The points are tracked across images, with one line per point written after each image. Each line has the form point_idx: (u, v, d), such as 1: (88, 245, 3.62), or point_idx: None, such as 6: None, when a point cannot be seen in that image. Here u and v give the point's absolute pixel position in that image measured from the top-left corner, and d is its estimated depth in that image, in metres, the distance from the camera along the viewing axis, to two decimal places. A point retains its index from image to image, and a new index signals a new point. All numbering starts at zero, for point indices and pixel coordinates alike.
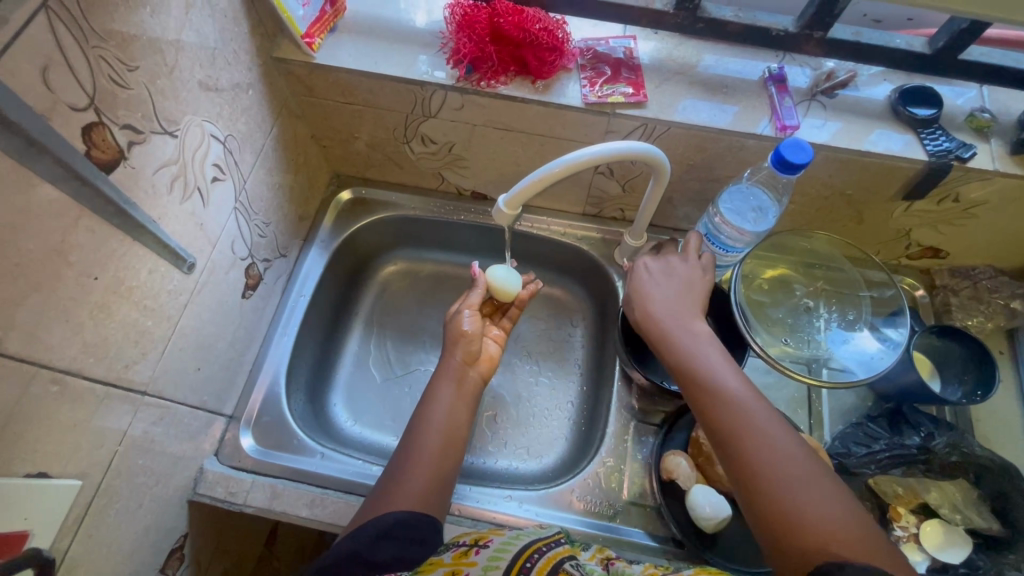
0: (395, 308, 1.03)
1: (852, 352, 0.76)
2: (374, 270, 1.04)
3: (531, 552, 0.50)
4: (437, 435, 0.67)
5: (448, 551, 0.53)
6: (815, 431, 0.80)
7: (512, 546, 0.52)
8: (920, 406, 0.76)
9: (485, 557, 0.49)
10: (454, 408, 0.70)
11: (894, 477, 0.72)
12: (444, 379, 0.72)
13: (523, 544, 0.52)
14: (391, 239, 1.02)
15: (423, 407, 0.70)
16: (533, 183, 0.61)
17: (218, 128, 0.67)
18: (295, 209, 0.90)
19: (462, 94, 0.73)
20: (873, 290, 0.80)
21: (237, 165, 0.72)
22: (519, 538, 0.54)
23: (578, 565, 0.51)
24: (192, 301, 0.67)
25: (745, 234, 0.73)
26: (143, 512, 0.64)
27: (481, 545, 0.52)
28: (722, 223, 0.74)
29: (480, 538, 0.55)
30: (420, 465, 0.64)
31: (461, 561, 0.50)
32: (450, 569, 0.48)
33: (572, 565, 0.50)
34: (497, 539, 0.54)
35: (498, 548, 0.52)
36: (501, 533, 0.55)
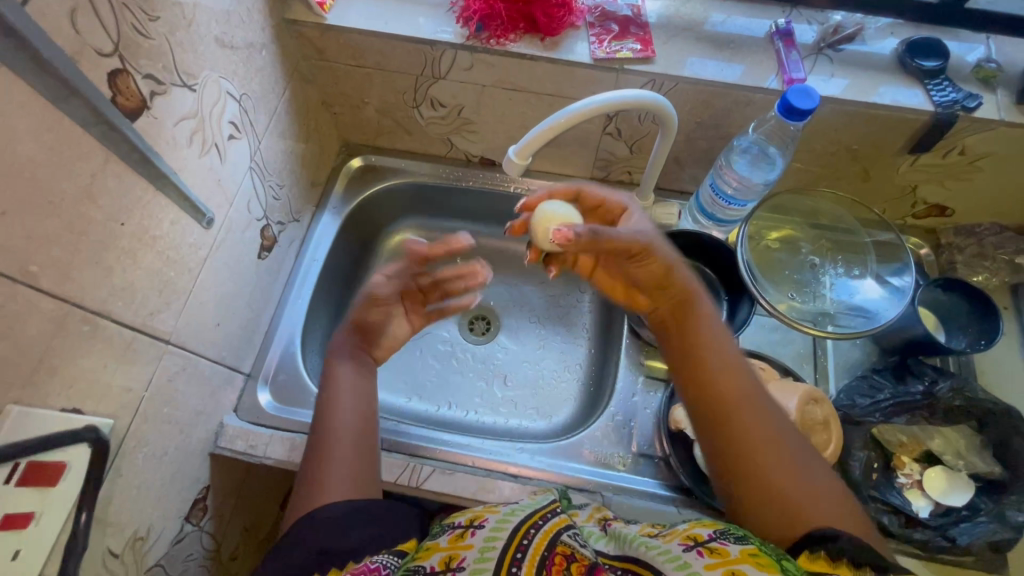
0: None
1: (858, 305, 0.78)
2: (385, 238, 1.06)
3: (527, 528, 0.48)
4: (353, 416, 0.66)
5: (445, 533, 0.51)
6: (820, 385, 0.82)
7: (509, 521, 0.49)
8: (924, 358, 0.78)
9: (481, 537, 0.47)
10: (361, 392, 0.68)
11: (897, 426, 0.75)
12: (339, 368, 0.69)
13: (521, 517, 0.50)
14: (401, 207, 1.04)
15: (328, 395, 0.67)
16: (542, 131, 0.62)
17: (234, 85, 0.68)
18: (307, 175, 0.92)
19: (472, 53, 0.75)
20: (875, 242, 0.82)
21: (253, 127, 0.74)
22: (515, 512, 0.50)
23: (576, 534, 0.50)
24: (211, 256, 0.69)
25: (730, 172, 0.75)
26: (168, 459, 0.67)
27: (477, 525, 0.49)
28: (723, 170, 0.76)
29: (474, 517, 0.51)
30: (339, 450, 0.62)
31: (458, 545, 0.48)
32: (447, 554, 0.47)
33: (569, 536, 0.49)
34: (492, 517, 0.50)
35: (495, 527, 0.48)
36: (496, 509, 0.51)
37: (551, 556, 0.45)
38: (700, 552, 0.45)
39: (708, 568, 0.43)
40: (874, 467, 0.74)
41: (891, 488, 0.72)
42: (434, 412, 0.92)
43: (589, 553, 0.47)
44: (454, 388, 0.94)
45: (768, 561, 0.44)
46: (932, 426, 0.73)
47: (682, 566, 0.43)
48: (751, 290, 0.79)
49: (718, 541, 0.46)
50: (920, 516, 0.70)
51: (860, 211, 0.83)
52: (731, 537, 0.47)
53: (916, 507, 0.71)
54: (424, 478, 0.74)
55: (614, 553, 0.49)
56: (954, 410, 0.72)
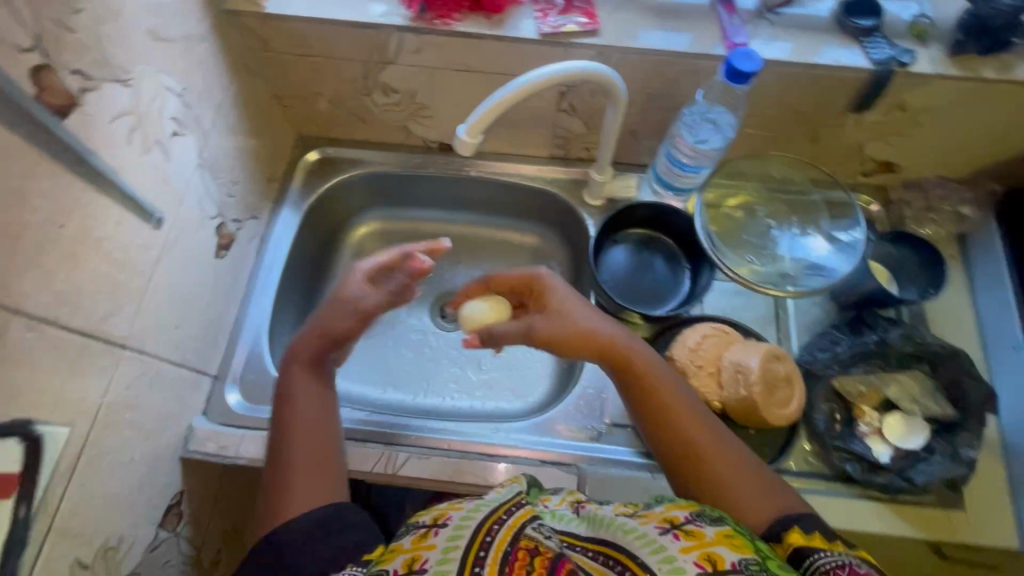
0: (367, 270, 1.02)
1: (814, 264, 0.80)
2: (348, 232, 1.03)
3: (491, 524, 0.47)
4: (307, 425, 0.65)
5: (409, 534, 0.49)
6: (783, 343, 0.83)
7: (473, 517, 0.47)
8: (880, 311, 0.80)
9: (443, 538, 0.46)
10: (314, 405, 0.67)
11: (856, 375, 0.77)
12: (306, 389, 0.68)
13: (485, 514, 0.48)
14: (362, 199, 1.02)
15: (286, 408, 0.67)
16: (491, 107, 0.62)
17: (174, 79, 0.66)
18: (262, 171, 0.90)
19: (417, 34, 0.74)
20: (826, 199, 0.84)
21: (199, 123, 0.72)
22: (482, 506, 0.49)
23: (541, 526, 0.48)
24: (163, 256, 0.67)
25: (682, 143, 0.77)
26: (136, 466, 0.66)
27: (441, 525, 0.48)
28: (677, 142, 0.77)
29: (440, 515, 0.49)
30: (308, 455, 0.63)
31: (421, 546, 0.47)
32: (410, 555, 0.46)
33: (535, 528, 0.47)
34: (456, 514, 0.48)
35: (459, 525, 0.47)
36: (461, 505, 0.49)
37: (514, 551, 0.44)
38: (676, 535, 0.46)
39: (683, 551, 0.45)
40: (837, 419, 0.76)
41: (854, 437, 0.74)
42: (409, 401, 0.92)
43: (553, 545, 0.46)
44: (427, 375, 0.94)
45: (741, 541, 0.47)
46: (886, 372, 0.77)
47: (658, 550, 0.45)
48: (711, 256, 0.81)
49: (692, 524, 0.48)
50: (883, 462, 0.72)
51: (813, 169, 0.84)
52: (706, 519, 0.49)
53: (878, 454, 0.73)
54: (401, 464, 0.76)
55: (587, 534, 0.48)
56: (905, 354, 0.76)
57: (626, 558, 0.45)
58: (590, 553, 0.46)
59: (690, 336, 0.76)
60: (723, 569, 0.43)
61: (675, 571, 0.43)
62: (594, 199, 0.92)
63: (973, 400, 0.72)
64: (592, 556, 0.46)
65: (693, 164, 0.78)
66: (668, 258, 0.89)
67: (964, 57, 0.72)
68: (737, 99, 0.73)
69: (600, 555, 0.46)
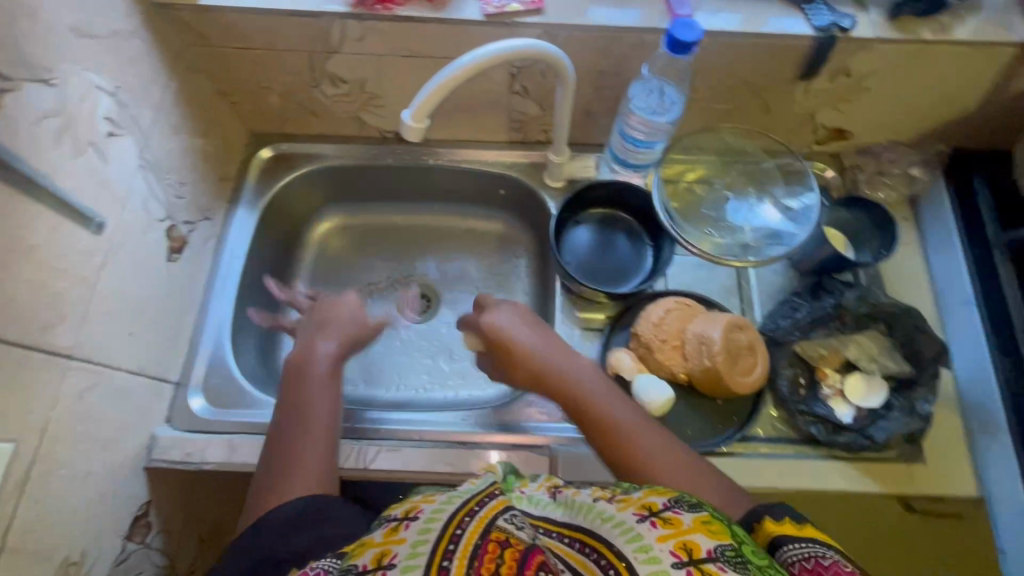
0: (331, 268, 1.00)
1: (772, 232, 0.81)
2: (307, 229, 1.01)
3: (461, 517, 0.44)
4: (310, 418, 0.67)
5: (380, 527, 0.47)
6: (747, 313, 0.84)
7: (443, 509, 0.44)
8: (837, 274, 0.81)
9: (413, 530, 0.43)
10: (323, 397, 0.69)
11: (817, 340, 0.78)
12: (311, 378, 0.70)
13: (456, 506, 0.46)
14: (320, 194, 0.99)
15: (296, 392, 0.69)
16: (435, 89, 0.61)
17: (104, 78, 0.64)
18: (214, 171, 0.87)
19: (360, 21, 0.73)
20: (779, 165, 0.85)
21: (138, 123, 0.70)
22: (451, 498, 0.46)
23: (513, 516, 0.45)
24: (108, 262, 0.65)
25: (636, 117, 0.76)
26: (95, 479, 0.64)
27: (412, 517, 0.45)
28: (631, 118, 0.77)
29: (412, 508, 0.46)
30: (309, 438, 0.64)
31: (390, 539, 0.44)
32: (379, 550, 0.44)
33: (507, 520, 0.44)
34: (428, 507, 0.46)
35: (430, 517, 0.44)
36: (432, 497, 0.47)
37: (483, 545, 0.42)
38: (653, 522, 0.44)
39: (660, 539, 0.42)
40: (800, 383, 0.78)
41: (817, 400, 0.76)
42: (381, 396, 0.91)
43: (526, 536, 0.43)
44: (399, 370, 0.93)
45: (720, 529, 0.44)
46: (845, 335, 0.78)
47: (635, 539, 0.42)
48: (671, 232, 0.81)
49: (671, 510, 0.45)
50: (845, 422, 0.74)
51: (766, 139, 0.85)
52: (685, 504, 0.46)
53: (840, 414, 0.75)
54: (372, 459, 0.75)
55: (563, 519, 0.46)
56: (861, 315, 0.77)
57: (602, 546, 0.43)
58: (567, 540, 0.45)
59: (654, 310, 0.77)
60: (699, 557, 0.41)
61: (651, 563, 0.41)
62: (555, 180, 0.91)
63: (928, 355, 0.74)
64: (569, 543, 0.44)
65: (646, 141, 0.79)
66: (630, 236, 0.89)
67: (902, 19, 0.73)
68: (682, 71, 0.74)
69: (575, 541, 0.44)
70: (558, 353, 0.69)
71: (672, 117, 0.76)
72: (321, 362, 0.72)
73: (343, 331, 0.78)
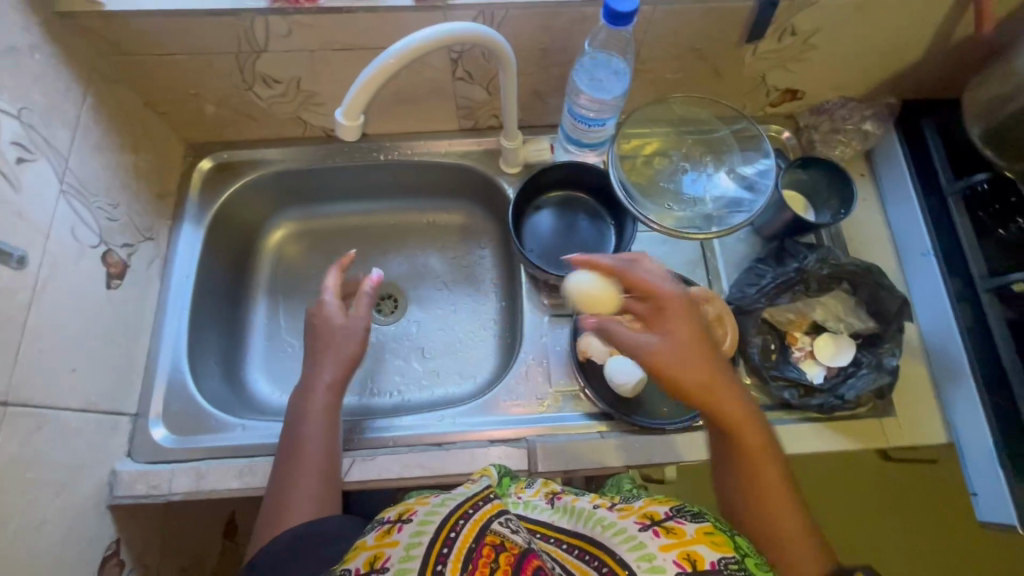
0: (295, 276, 0.96)
1: (732, 201, 0.80)
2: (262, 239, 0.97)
3: (455, 519, 0.45)
4: (316, 442, 0.66)
5: (373, 530, 0.48)
6: (715, 285, 0.84)
7: (437, 513, 0.45)
8: (799, 237, 0.82)
9: (407, 534, 0.44)
10: (325, 422, 0.67)
11: (784, 306, 0.79)
12: (314, 404, 0.68)
13: (452, 507, 0.47)
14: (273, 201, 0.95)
15: (294, 429, 0.67)
16: (366, 81, 0.58)
17: (5, 101, 0.59)
18: (150, 187, 0.82)
19: (284, 16, 0.69)
20: (732, 132, 0.84)
21: (49, 146, 0.65)
22: (447, 500, 0.47)
23: (508, 519, 0.47)
24: (35, 298, 0.61)
25: (585, 96, 0.75)
26: (53, 527, 0.61)
27: (405, 519, 0.46)
28: (580, 98, 0.75)
29: (404, 510, 0.47)
30: (307, 468, 0.64)
31: (383, 542, 0.45)
32: (371, 552, 0.44)
33: (501, 523, 0.46)
34: (421, 509, 0.46)
35: (423, 519, 0.45)
36: (427, 499, 0.47)
37: (478, 548, 0.42)
38: (657, 531, 0.45)
39: (663, 548, 0.44)
40: (771, 348, 0.79)
41: (788, 364, 0.77)
42: (358, 408, 0.88)
43: (521, 539, 0.44)
44: (373, 376, 0.90)
45: (723, 539, 0.45)
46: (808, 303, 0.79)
47: (637, 547, 0.44)
48: (631, 210, 0.80)
49: (675, 520, 0.46)
50: (817, 383, 0.76)
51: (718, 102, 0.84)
52: (688, 514, 0.47)
53: (812, 375, 0.76)
54: (346, 471, 0.73)
55: (564, 526, 0.49)
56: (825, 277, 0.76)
57: (603, 553, 0.45)
58: (565, 545, 0.47)
59: None
60: (703, 569, 0.42)
61: (652, 570, 0.42)
62: (511, 166, 0.88)
63: (892, 311, 0.76)
64: (567, 549, 0.46)
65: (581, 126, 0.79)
66: (592, 217, 0.88)
67: None
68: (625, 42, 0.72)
69: (573, 548, 0.46)
70: (716, 356, 0.57)
71: (624, 91, 0.75)
72: (319, 393, 0.69)
73: (339, 353, 0.71)
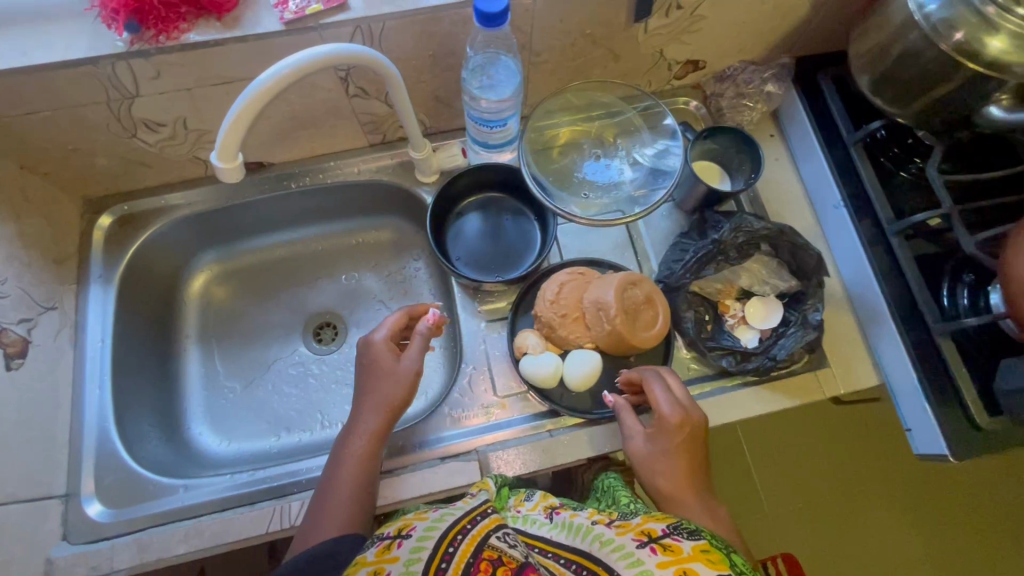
0: (371, 264, 0.96)
1: (859, 276, 0.77)
2: (360, 231, 0.96)
3: (454, 535, 0.49)
4: (350, 482, 0.64)
5: (372, 546, 0.50)
6: (832, 371, 0.76)
7: (436, 529, 0.50)
8: (959, 340, 0.69)
9: (407, 549, 0.47)
10: (362, 465, 0.65)
11: (919, 413, 0.70)
12: (352, 451, 0.66)
13: (449, 524, 0.51)
14: (381, 204, 0.93)
15: (331, 470, 0.65)
16: None
17: (173, 64, 0.63)
18: (274, 161, 0.86)
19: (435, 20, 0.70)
20: (890, 211, 0.75)
21: (196, 110, 0.71)
22: (445, 517, 0.52)
23: (505, 536, 0.51)
24: None
25: (703, 167, 0.82)
26: None
27: (405, 536, 0.50)
28: (703, 167, 0.82)
29: (403, 526, 0.51)
30: (337, 496, 0.63)
31: (384, 557, 0.47)
32: (372, 568, 0.46)
33: (498, 539, 0.50)
34: (420, 525, 0.51)
35: (421, 536, 0.49)
36: (425, 517, 0.52)
37: (477, 561, 0.46)
38: (653, 549, 0.47)
39: (661, 566, 0.44)
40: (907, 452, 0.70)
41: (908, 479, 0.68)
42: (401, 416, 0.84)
43: (518, 554, 0.48)
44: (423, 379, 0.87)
45: (717, 558, 0.46)
46: (903, 404, 0.72)
47: (636, 564, 0.45)
48: (742, 265, 0.77)
49: (671, 538, 0.48)
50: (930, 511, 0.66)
51: (846, 176, 0.79)
52: (684, 532, 0.49)
53: None
54: (400, 479, 0.72)
55: (564, 542, 0.51)
56: (928, 382, 0.69)
57: (596, 566, 0.47)
58: (565, 561, 0.49)
59: (720, 341, 0.75)
60: None
61: None
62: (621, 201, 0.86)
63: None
64: (564, 563, 0.49)
65: (664, 175, 0.79)
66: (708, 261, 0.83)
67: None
68: (743, 140, 0.79)
69: (572, 563, 0.48)
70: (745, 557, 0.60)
71: (753, 164, 0.79)
72: (359, 439, 0.66)
73: (384, 399, 0.67)
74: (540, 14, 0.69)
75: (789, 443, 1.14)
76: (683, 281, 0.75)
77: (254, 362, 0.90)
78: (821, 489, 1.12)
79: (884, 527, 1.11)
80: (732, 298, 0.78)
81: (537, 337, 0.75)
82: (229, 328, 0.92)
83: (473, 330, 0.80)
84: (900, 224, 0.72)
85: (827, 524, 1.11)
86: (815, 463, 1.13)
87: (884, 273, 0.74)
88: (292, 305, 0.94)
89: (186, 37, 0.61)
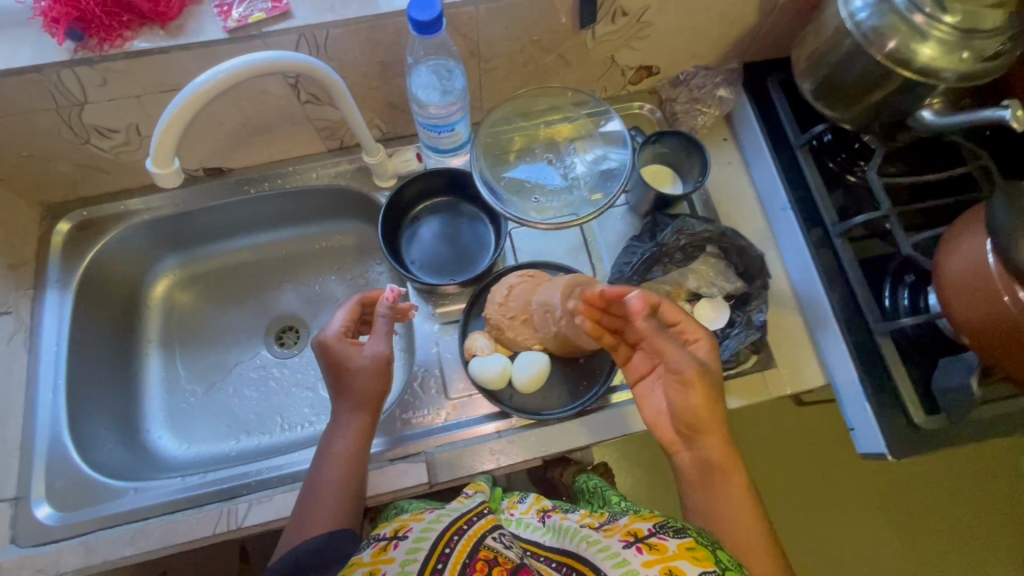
0: (333, 268, 0.97)
1: (806, 278, 0.78)
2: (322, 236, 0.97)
3: (450, 535, 0.46)
4: (336, 478, 0.64)
5: (370, 546, 0.48)
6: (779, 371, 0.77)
7: (434, 529, 0.47)
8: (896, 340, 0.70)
9: (403, 550, 0.45)
10: (345, 464, 0.65)
11: (860, 412, 0.70)
12: (335, 450, 0.66)
13: (448, 522, 0.48)
14: (342, 208, 0.94)
15: (318, 467, 0.65)
16: None
17: (120, 72, 0.64)
18: (233, 166, 0.87)
19: None
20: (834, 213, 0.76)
21: (148, 116, 0.72)
22: (441, 517, 0.48)
23: (501, 536, 0.48)
24: None
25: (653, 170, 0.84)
26: None
27: (401, 537, 0.47)
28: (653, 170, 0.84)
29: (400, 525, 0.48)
30: (322, 494, 0.63)
31: (379, 559, 0.45)
32: (368, 568, 0.44)
33: (495, 539, 0.47)
34: (417, 525, 0.48)
35: (418, 536, 0.46)
36: (422, 517, 0.49)
37: (472, 562, 0.44)
38: (639, 548, 0.44)
39: (646, 565, 0.43)
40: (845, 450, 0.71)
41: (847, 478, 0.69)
42: None
43: (514, 555, 0.45)
44: None
45: (704, 555, 0.44)
46: (847, 404, 0.73)
47: (621, 564, 0.43)
48: (691, 267, 0.78)
49: (657, 537, 0.45)
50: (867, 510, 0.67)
51: (793, 179, 0.80)
52: (670, 530, 0.46)
53: None
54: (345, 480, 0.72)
55: (552, 544, 0.50)
56: (868, 382, 0.69)
57: (584, 567, 0.45)
58: (554, 563, 0.47)
59: None
60: None
61: None
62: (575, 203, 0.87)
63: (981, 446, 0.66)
64: (555, 566, 0.46)
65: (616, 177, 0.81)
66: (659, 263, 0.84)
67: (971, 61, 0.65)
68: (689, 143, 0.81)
69: (561, 565, 0.46)
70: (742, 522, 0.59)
71: (700, 166, 0.80)
72: (344, 437, 0.67)
73: (360, 394, 0.67)
74: (483, 21, 0.70)
75: (771, 427, 1.17)
76: (631, 283, 0.76)
77: (216, 366, 0.90)
78: (783, 481, 1.15)
79: (845, 516, 1.14)
80: (681, 300, 0.79)
81: (484, 338, 0.76)
82: (191, 332, 0.92)
83: (427, 333, 0.81)
84: (842, 226, 0.74)
85: (790, 512, 1.14)
86: (775, 458, 1.16)
87: (828, 274, 0.75)
88: (254, 309, 0.95)
89: (131, 45, 0.63)
